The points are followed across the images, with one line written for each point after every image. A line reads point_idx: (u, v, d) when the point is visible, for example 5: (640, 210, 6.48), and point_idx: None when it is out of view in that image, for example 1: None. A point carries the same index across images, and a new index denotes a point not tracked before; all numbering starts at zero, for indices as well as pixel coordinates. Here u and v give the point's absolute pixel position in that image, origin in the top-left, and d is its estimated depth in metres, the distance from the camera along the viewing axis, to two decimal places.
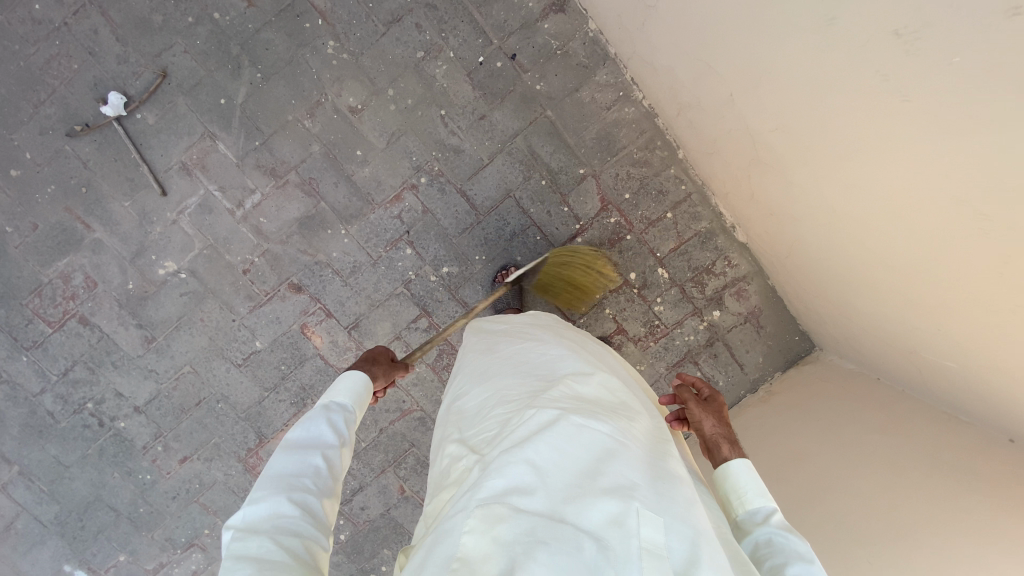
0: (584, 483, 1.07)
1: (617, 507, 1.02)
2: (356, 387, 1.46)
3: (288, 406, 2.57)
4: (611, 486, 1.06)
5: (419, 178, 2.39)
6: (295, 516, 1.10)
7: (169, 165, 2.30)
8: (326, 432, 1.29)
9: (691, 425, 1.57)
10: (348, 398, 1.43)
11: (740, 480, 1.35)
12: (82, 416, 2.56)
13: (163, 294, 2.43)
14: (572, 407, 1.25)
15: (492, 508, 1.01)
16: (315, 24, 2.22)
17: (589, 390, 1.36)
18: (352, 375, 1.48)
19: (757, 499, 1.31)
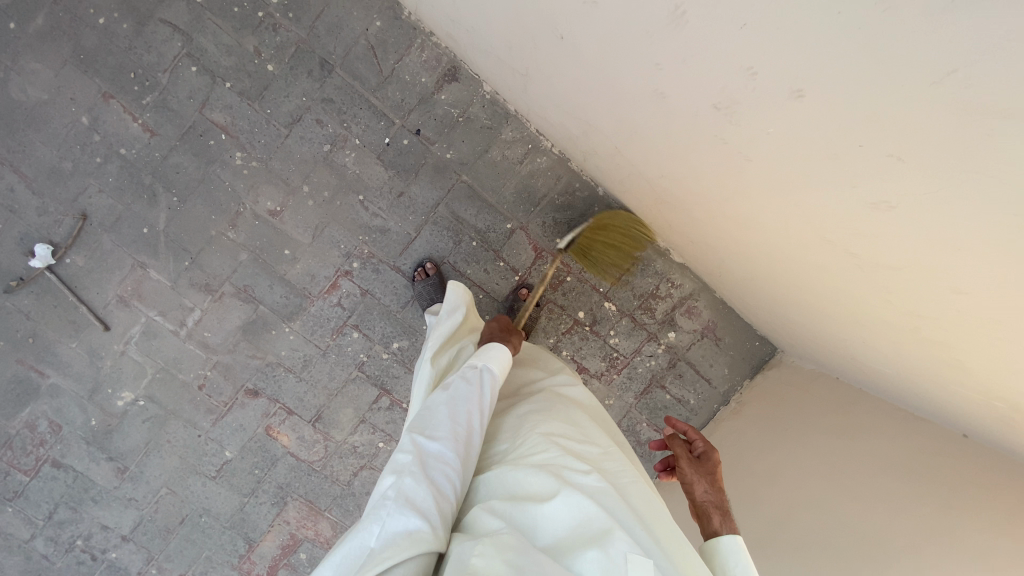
0: (576, 531, 1.19)
1: (606, 545, 1.14)
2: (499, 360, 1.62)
3: (269, 507, 2.59)
4: (597, 522, 1.19)
5: (351, 264, 2.40)
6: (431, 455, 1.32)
7: (106, 300, 2.34)
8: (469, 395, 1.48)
9: (681, 482, 1.50)
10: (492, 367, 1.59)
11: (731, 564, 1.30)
12: (74, 553, 2.58)
13: (127, 424, 2.46)
14: (556, 453, 1.39)
15: (502, 537, 1.12)
16: (219, 139, 2.26)
17: (571, 435, 1.49)
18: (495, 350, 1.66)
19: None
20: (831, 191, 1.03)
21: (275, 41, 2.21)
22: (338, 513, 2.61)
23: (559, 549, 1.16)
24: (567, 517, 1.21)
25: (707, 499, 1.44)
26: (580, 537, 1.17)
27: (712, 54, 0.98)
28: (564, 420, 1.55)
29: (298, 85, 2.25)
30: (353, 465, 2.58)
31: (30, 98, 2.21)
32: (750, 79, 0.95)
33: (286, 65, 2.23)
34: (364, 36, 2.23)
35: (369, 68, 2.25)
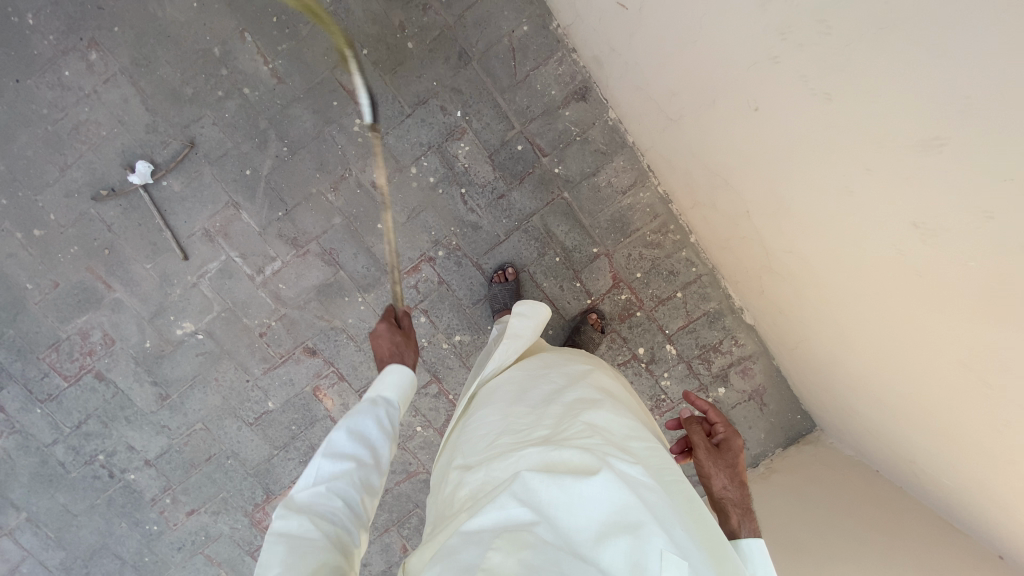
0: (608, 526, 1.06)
1: (634, 546, 1.02)
2: (402, 389, 1.34)
3: (296, 464, 2.62)
4: (636, 514, 1.07)
5: (437, 251, 2.43)
6: (335, 505, 1.09)
7: (192, 231, 2.36)
8: (369, 435, 1.22)
9: (699, 475, 1.42)
10: (395, 394, 1.32)
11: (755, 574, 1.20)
12: (93, 467, 2.58)
13: (180, 353, 2.48)
14: (599, 438, 1.26)
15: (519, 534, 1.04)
16: (343, 103, 2.28)
17: (606, 419, 1.34)
18: (398, 370, 1.36)
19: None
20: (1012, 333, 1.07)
21: (421, 21, 2.24)
22: None
23: (590, 540, 1.05)
24: (601, 501, 1.09)
25: (728, 496, 1.35)
26: (613, 528, 1.05)
27: (930, 206, 1.05)
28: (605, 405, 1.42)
29: (431, 70, 2.27)
30: None
31: (166, 16, 2.20)
32: (964, 232, 1.02)
33: (426, 47, 2.26)
34: (508, 39, 2.26)
35: (504, 69, 2.28)
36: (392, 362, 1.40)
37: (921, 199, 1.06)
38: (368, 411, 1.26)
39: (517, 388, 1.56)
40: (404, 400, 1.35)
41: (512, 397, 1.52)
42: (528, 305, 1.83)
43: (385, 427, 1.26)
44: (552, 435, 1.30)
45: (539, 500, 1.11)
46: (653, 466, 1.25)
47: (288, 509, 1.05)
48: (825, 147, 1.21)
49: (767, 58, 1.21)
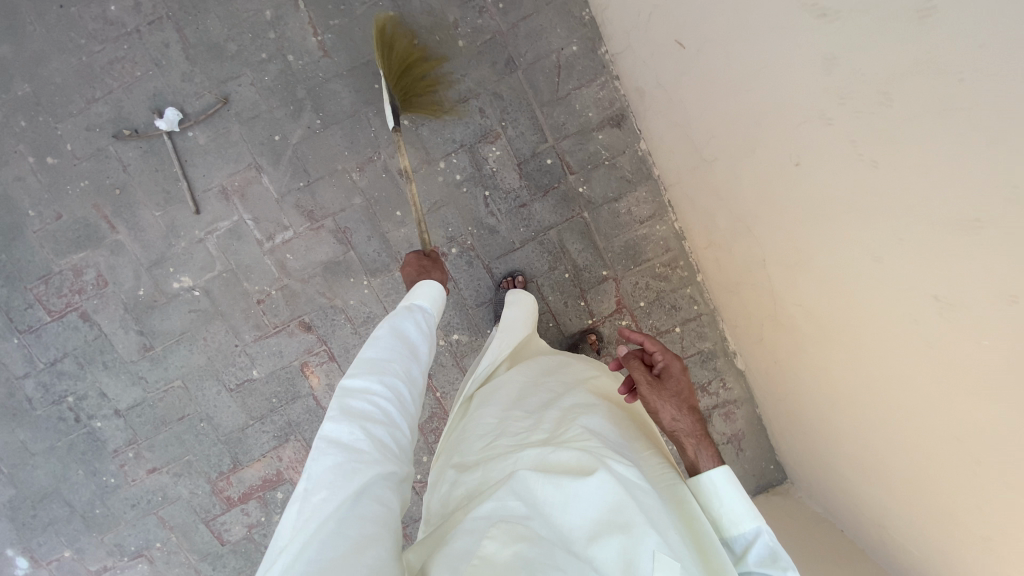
0: (603, 524, 1.08)
1: (629, 547, 1.04)
2: (431, 300, 1.49)
3: (269, 438, 2.57)
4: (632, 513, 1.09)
5: (450, 248, 2.44)
6: (383, 396, 1.18)
7: (208, 186, 2.33)
8: (409, 340, 1.35)
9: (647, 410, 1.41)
10: (428, 302, 1.47)
11: (721, 503, 1.22)
12: (60, 407, 2.50)
13: (172, 307, 2.43)
14: (597, 440, 1.27)
15: (515, 531, 1.06)
16: None
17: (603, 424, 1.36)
18: (430, 285, 1.51)
19: (741, 528, 1.20)
20: (1011, 419, 1.12)
21: (475, 23, 2.28)
22: None
23: (584, 539, 1.07)
24: (598, 501, 1.11)
25: (680, 424, 1.35)
26: (608, 526, 1.07)
27: (958, 283, 1.09)
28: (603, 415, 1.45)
29: (476, 71, 2.30)
30: None
31: None
32: (985, 315, 1.07)
33: (475, 48, 2.29)
34: (556, 55, 2.31)
35: (547, 83, 2.32)
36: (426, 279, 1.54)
37: (951, 277, 1.11)
38: (406, 317, 1.39)
39: (517, 391, 1.57)
40: (435, 312, 1.50)
41: (511, 399, 1.53)
42: (517, 299, 1.91)
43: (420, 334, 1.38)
44: (549, 436, 1.32)
45: (532, 499, 1.13)
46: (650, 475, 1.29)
47: (340, 408, 1.13)
48: (861, 214, 1.26)
49: (821, 120, 1.26)
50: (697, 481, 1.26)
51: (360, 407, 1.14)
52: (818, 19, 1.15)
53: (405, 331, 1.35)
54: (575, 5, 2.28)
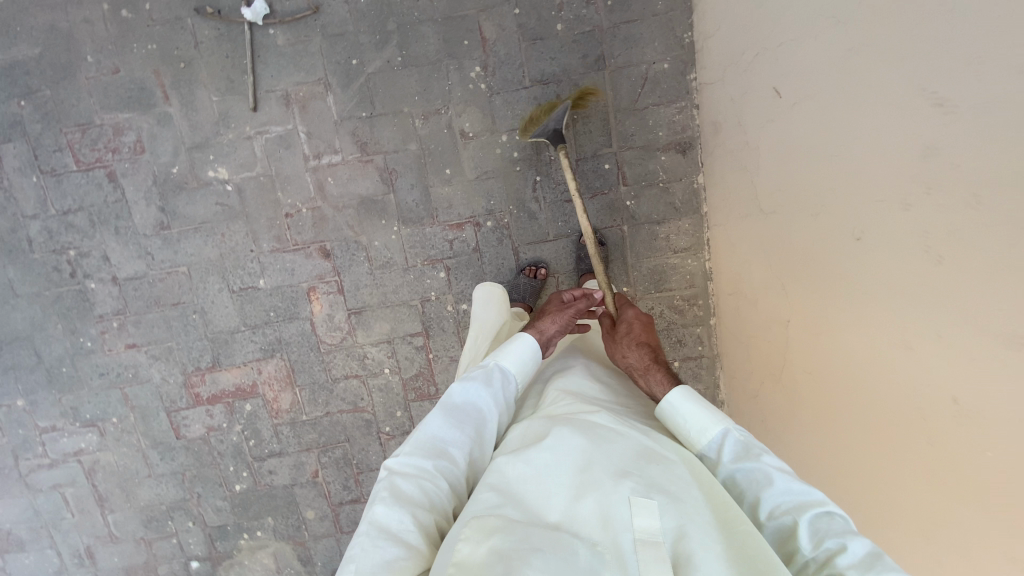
0: (579, 483, 1.10)
1: (601, 502, 1.05)
2: (513, 361, 1.52)
3: (255, 349, 2.56)
4: (602, 470, 1.11)
5: (487, 221, 2.44)
6: (438, 480, 1.20)
7: (272, 88, 2.31)
8: (477, 407, 1.37)
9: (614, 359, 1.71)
10: (511, 367, 1.51)
11: (682, 418, 1.36)
12: (59, 258, 2.47)
13: (200, 194, 2.40)
14: (579, 409, 1.32)
15: (487, 518, 1.01)
16: (473, 46, 2.29)
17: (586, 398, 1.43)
18: (523, 342, 1.55)
19: (710, 434, 1.31)
20: (987, 526, 1.17)
21: (579, 10, 2.27)
22: (307, 396, 2.61)
23: (564, 508, 1.07)
24: (572, 469, 1.13)
25: (632, 358, 1.63)
26: (580, 486, 1.09)
27: (985, 395, 1.13)
28: (591, 390, 1.49)
29: (565, 58, 2.30)
30: (350, 370, 2.59)
31: None
32: (1002, 424, 1.10)
33: (571, 35, 2.29)
34: (646, 66, 2.31)
35: (628, 91, 2.33)
36: (518, 334, 1.59)
37: (978, 386, 1.14)
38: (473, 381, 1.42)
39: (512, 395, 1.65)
40: (520, 374, 1.52)
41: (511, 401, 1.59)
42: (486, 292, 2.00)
43: (490, 395, 1.40)
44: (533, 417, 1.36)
45: (509, 477, 1.13)
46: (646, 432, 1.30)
47: (390, 500, 1.15)
48: (908, 303, 1.28)
49: (899, 206, 1.27)
50: (666, 409, 1.40)
51: (408, 490, 1.17)
52: (931, 109, 1.15)
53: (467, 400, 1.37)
54: (680, 23, 2.28)
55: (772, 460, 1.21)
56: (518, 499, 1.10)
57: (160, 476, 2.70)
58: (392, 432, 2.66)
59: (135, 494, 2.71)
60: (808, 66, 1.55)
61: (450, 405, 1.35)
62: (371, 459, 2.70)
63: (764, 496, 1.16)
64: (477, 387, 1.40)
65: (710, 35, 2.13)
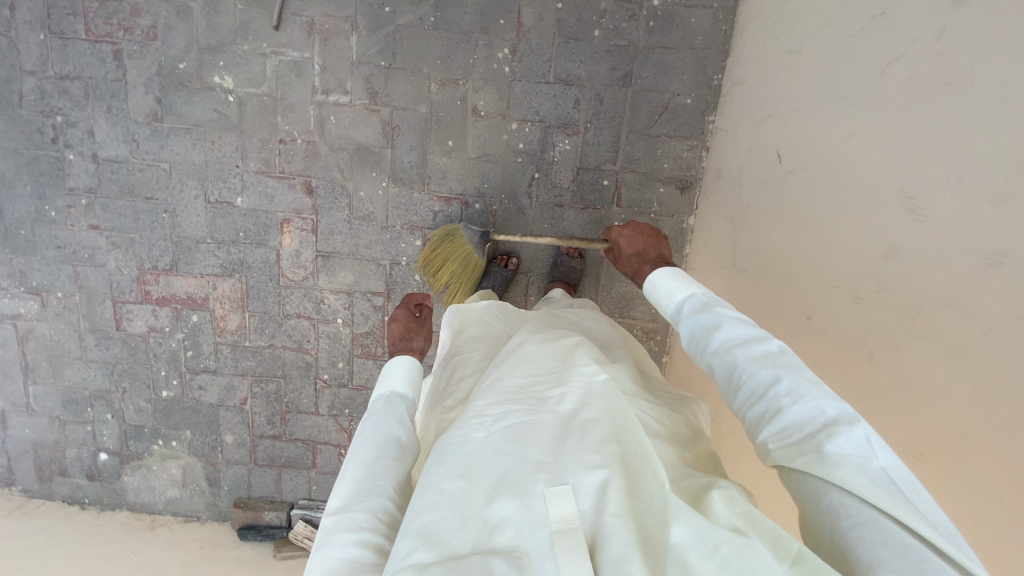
0: (491, 500, 0.98)
1: (519, 509, 0.95)
2: (406, 382, 1.36)
3: (215, 264, 2.53)
4: (514, 483, 0.99)
5: (475, 203, 2.43)
6: (367, 525, 1.04)
7: (299, 12, 2.26)
8: (385, 434, 1.20)
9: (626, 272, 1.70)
10: (404, 385, 1.35)
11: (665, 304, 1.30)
12: (44, 121, 2.42)
13: (201, 97, 2.35)
14: (494, 397, 1.18)
15: None
16: (507, 27, 2.26)
17: (504, 368, 1.27)
18: (401, 362, 1.40)
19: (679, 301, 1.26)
20: None
21: (620, 22, 2.24)
22: (255, 324, 2.60)
23: (483, 537, 0.95)
24: (484, 494, 1.00)
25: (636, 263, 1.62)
26: (493, 511, 0.97)
27: None
28: (513, 361, 1.28)
29: (594, 65, 2.28)
30: (303, 310, 2.58)
31: None
32: None
33: (605, 45, 2.26)
34: (669, 96, 2.30)
35: (646, 115, 2.32)
36: (394, 357, 1.43)
37: None
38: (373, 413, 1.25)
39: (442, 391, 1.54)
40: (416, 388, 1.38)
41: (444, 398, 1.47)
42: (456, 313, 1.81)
43: (396, 423, 1.23)
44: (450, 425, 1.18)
45: (423, 518, 0.99)
46: (566, 398, 1.13)
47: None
48: (843, 398, 1.26)
49: (851, 298, 1.28)
50: (648, 289, 1.37)
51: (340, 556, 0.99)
52: (905, 215, 1.15)
53: (372, 433, 1.19)
54: (713, 63, 2.26)
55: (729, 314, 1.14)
56: (430, 533, 0.97)
57: (90, 362, 2.68)
58: (328, 381, 2.66)
59: (62, 372, 2.69)
60: (811, 139, 1.54)
61: (358, 450, 1.16)
62: (301, 402, 2.70)
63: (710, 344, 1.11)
64: (376, 421, 1.22)
65: (737, 83, 2.12)
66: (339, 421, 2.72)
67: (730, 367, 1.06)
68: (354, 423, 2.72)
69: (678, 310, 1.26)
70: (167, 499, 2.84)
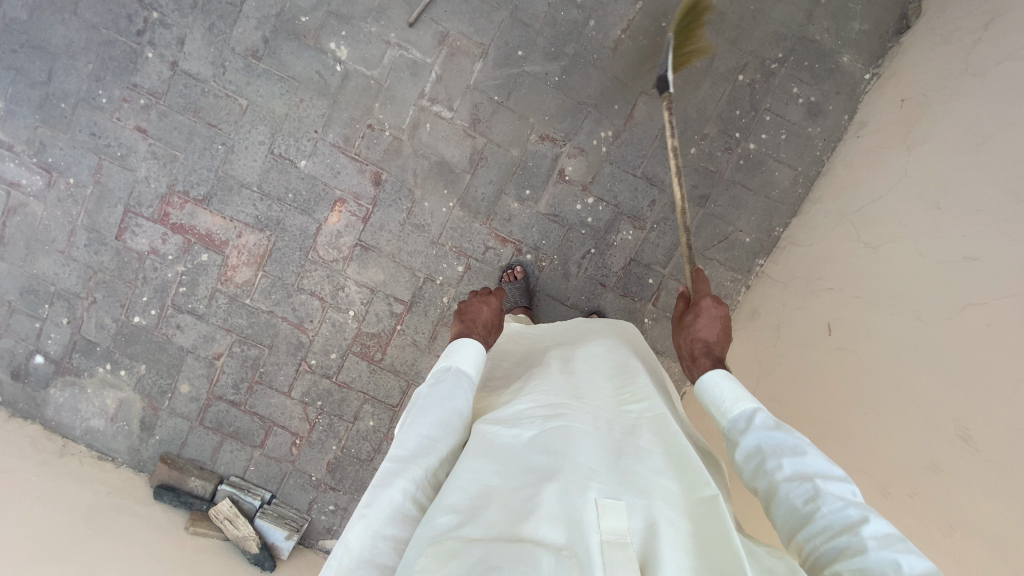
0: (542, 490, 1.04)
1: (568, 509, 1.01)
2: (474, 360, 1.40)
3: (250, 213, 2.43)
4: (566, 480, 1.05)
5: (527, 253, 2.47)
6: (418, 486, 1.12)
7: (438, 20, 2.30)
8: (451, 406, 1.25)
9: (687, 329, 1.47)
10: (472, 364, 1.39)
11: (720, 404, 1.27)
12: (139, 10, 2.30)
13: (309, 54, 2.32)
14: (559, 403, 1.26)
15: (446, 545, 0.96)
16: (619, 114, 2.38)
17: (570, 381, 1.36)
18: (471, 342, 1.43)
19: (738, 409, 1.24)
20: None
21: (716, 150, 2.41)
22: (264, 286, 2.48)
23: (525, 519, 0.99)
24: (535, 485, 1.05)
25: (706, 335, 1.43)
26: (537, 498, 1.03)
27: None
28: (564, 373, 1.40)
29: (679, 176, 2.43)
30: (319, 290, 2.49)
31: None
32: None
33: (696, 164, 2.42)
34: (733, 229, 2.47)
35: (707, 237, 2.47)
36: (465, 336, 1.46)
37: None
38: (444, 382, 1.31)
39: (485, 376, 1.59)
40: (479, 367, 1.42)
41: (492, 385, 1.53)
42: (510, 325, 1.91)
43: (462, 401, 1.28)
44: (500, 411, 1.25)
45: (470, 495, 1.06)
46: (621, 428, 1.24)
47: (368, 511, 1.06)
48: None
49: (878, 492, 1.42)
50: (699, 387, 1.33)
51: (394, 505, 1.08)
52: (956, 440, 1.29)
53: (440, 400, 1.25)
54: (780, 216, 2.46)
55: (798, 437, 1.16)
56: (477, 509, 1.03)
57: (70, 260, 2.46)
58: (313, 367, 2.55)
59: (35, 258, 2.46)
60: (868, 329, 1.70)
61: (432, 413, 1.22)
62: (276, 378, 2.56)
63: (781, 464, 1.12)
64: (448, 392, 1.28)
65: (799, 244, 2.31)
66: (306, 410, 2.59)
67: (807, 497, 1.05)
68: (320, 417, 2.60)
69: (736, 415, 1.24)
70: (88, 427, 2.58)
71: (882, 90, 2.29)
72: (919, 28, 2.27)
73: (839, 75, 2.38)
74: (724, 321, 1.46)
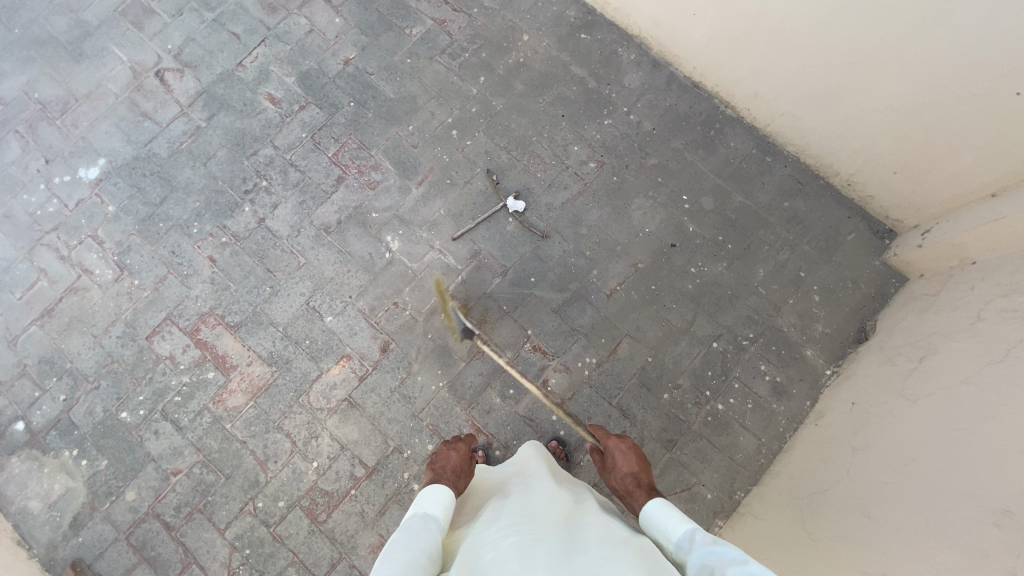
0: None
1: None
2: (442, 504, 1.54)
3: (266, 348, 2.72)
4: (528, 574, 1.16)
5: (496, 449, 2.59)
6: None
7: (475, 241, 2.85)
8: (416, 539, 1.38)
9: (613, 466, 1.88)
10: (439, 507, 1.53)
11: (663, 531, 1.48)
12: (254, 177, 2.97)
13: (367, 239, 2.86)
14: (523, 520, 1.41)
15: None
16: (606, 347, 2.72)
17: (531, 503, 1.52)
18: (438, 489, 1.59)
19: (680, 532, 1.43)
20: None
21: (687, 401, 2.65)
22: (248, 415, 2.64)
23: None
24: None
25: (622, 470, 1.83)
26: None
27: None
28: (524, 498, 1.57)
29: (651, 415, 2.64)
30: (295, 434, 2.62)
31: (633, 210, 2.89)
32: None
33: (667, 408, 2.64)
34: (695, 481, 2.56)
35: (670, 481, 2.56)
36: (431, 485, 1.62)
37: None
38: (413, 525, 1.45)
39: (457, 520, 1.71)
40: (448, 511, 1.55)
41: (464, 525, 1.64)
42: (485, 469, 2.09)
43: (429, 538, 1.41)
44: (471, 541, 1.41)
45: None
46: (575, 534, 1.37)
47: None
48: None
49: None
50: (644, 521, 1.55)
51: None
52: None
53: (408, 537, 1.39)
54: (742, 479, 2.56)
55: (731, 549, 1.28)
56: None
57: (96, 345, 2.73)
58: (257, 510, 2.54)
59: (69, 336, 2.75)
60: None
61: (398, 549, 1.34)
62: (218, 511, 2.53)
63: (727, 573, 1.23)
64: (412, 534, 1.41)
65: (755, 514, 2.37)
66: (231, 555, 2.49)
67: None
68: (241, 568, 2.47)
69: (684, 541, 1.41)
70: (19, 510, 2.53)
71: (838, 388, 2.59)
72: (872, 344, 2.64)
73: (803, 364, 2.71)
74: (632, 453, 1.89)
